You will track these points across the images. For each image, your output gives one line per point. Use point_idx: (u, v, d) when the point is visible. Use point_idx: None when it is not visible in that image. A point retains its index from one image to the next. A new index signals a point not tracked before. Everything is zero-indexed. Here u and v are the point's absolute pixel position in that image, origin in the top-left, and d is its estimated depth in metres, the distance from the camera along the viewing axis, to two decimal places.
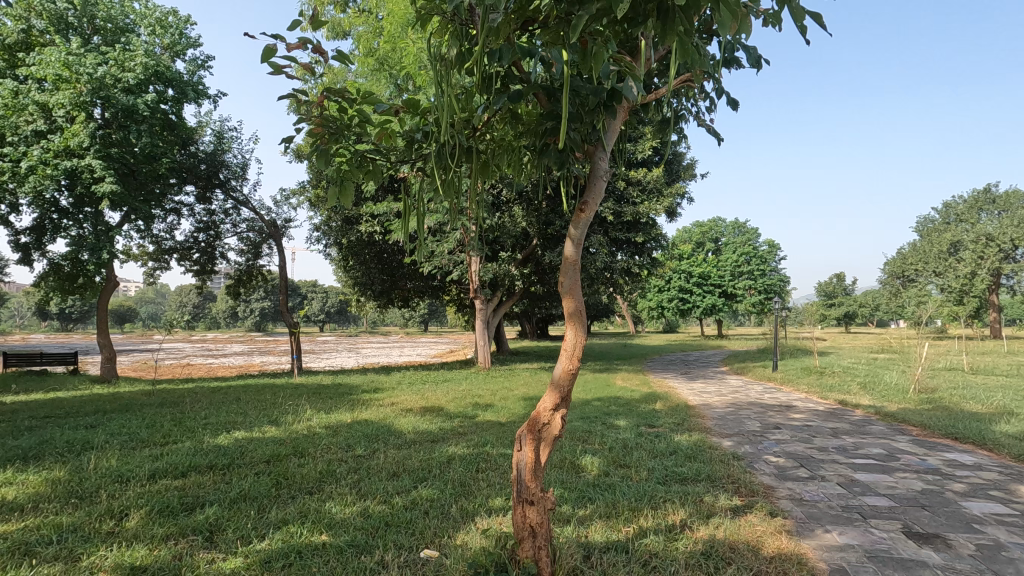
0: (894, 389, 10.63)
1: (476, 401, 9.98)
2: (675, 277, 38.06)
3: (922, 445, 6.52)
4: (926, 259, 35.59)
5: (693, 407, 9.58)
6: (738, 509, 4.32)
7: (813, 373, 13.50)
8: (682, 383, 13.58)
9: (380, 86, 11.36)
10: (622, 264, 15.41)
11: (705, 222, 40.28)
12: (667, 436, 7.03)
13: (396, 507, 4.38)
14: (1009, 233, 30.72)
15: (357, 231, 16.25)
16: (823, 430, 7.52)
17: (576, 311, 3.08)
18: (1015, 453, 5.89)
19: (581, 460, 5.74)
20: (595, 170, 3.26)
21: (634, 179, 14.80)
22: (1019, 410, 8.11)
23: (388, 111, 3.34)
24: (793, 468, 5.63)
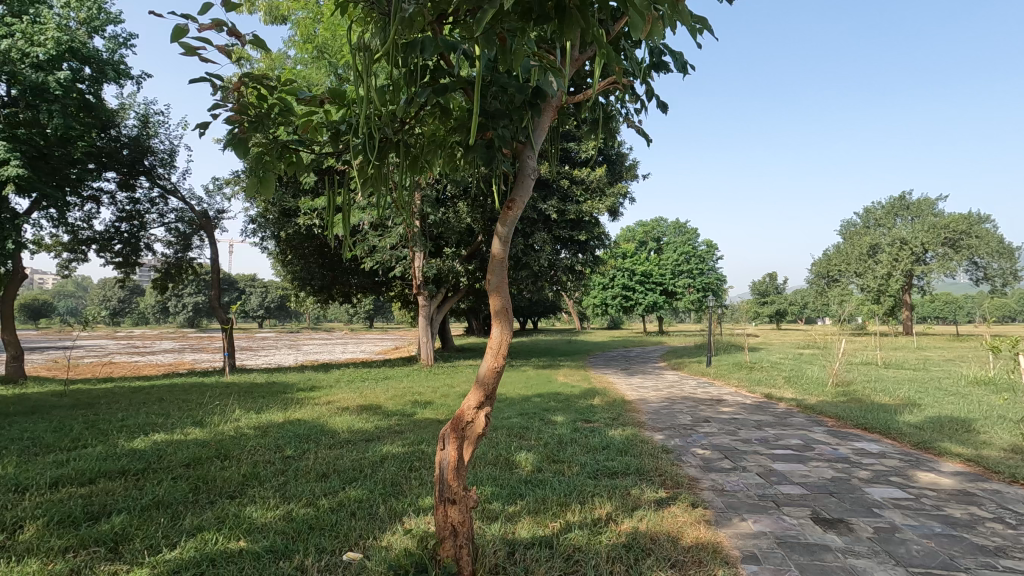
0: (814, 383, 11.27)
1: (416, 399, 9.86)
2: (618, 275, 38.93)
3: (835, 435, 6.96)
4: (847, 260, 38.01)
5: (629, 402, 9.84)
6: (662, 501, 4.46)
7: (743, 368, 14.14)
8: (622, 378, 13.91)
9: (320, 75, 10.99)
10: (566, 262, 15.60)
11: (648, 222, 41.55)
12: (601, 430, 7.18)
13: (322, 510, 4.25)
14: (920, 238, 33.26)
15: (295, 224, 15.67)
16: (748, 422, 7.89)
17: (502, 308, 3.06)
18: (915, 441, 6.37)
19: (516, 457, 5.78)
20: (523, 168, 3.28)
21: (577, 178, 15.03)
22: (921, 402, 8.79)
23: (312, 100, 3.19)
24: (718, 460, 5.87)
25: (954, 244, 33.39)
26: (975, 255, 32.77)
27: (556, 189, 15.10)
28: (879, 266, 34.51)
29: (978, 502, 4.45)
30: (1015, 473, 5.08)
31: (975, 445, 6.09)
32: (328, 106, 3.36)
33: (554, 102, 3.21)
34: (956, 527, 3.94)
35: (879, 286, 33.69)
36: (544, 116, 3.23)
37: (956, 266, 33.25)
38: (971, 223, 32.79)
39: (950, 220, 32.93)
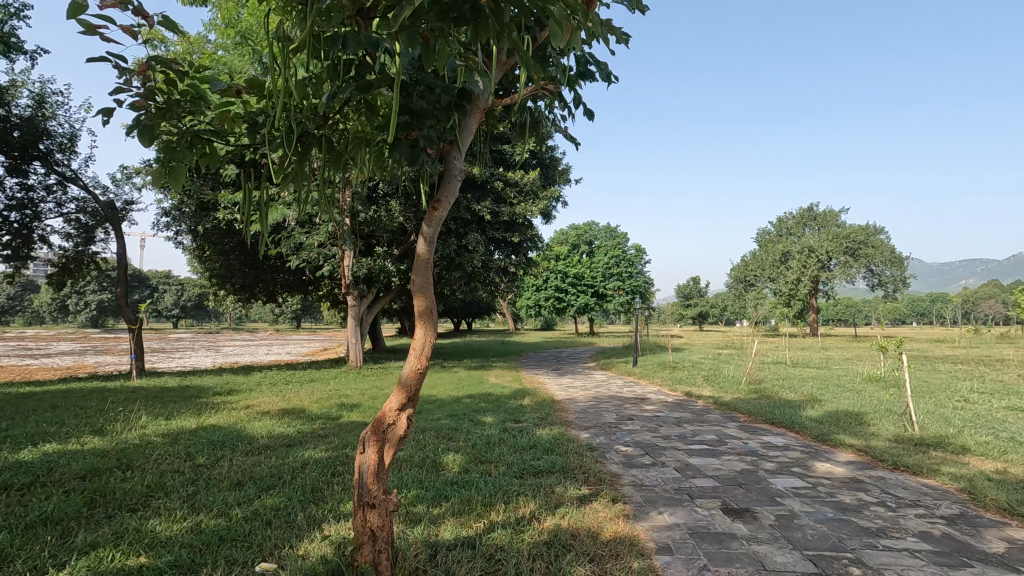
0: (730, 382, 11.95)
1: (343, 402, 9.58)
2: (551, 277, 39.52)
3: (746, 430, 7.43)
4: (762, 265, 40.56)
5: (558, 402, 10.03)
6: (584, 497, 4.59)
7: (666, 368, 14.77)
8: (553, 379, 14.15)
9: (243, 62, 10.44)
10: (499, 263, 15.66)
11: (581, 225, 42.92)
12: (530, 430, 7.28)
13: (234, 520, 4.04)
14: (825, 246, 36.04)
15: (214, 218, 14.78)
16: (669, 419, 8.26)
17: (427, 309, 3.04)
18: (815, 434, 6.90)
19: (443, 459, 5.74)
20: (450, 169, 3.27)
21: (511, 180, 15.13)
22: (822, 398, 9.51)
23: (228, 90, 3.02)
24: (639, 456, 6.11)
25: (854, 252, 36.43)
26: (871, 263, 35.91)
27: (490, 190, 15.14)
28: (790, 272, 37.07)
29: (866, 488, 4.89)
30: (896, 460, 5.63)
31: (865, 437, 6.68)
32: (246, 97, 3.19)
33: (481, 104, 3.23)
34: (846, 512, 4.31)
35: (789, 291, 36.55)
36: (471, 118, 3.25)
37: (856, 273, 36.29)
38: (868, 234, 35.91)
39: (851, 231, 35.89)
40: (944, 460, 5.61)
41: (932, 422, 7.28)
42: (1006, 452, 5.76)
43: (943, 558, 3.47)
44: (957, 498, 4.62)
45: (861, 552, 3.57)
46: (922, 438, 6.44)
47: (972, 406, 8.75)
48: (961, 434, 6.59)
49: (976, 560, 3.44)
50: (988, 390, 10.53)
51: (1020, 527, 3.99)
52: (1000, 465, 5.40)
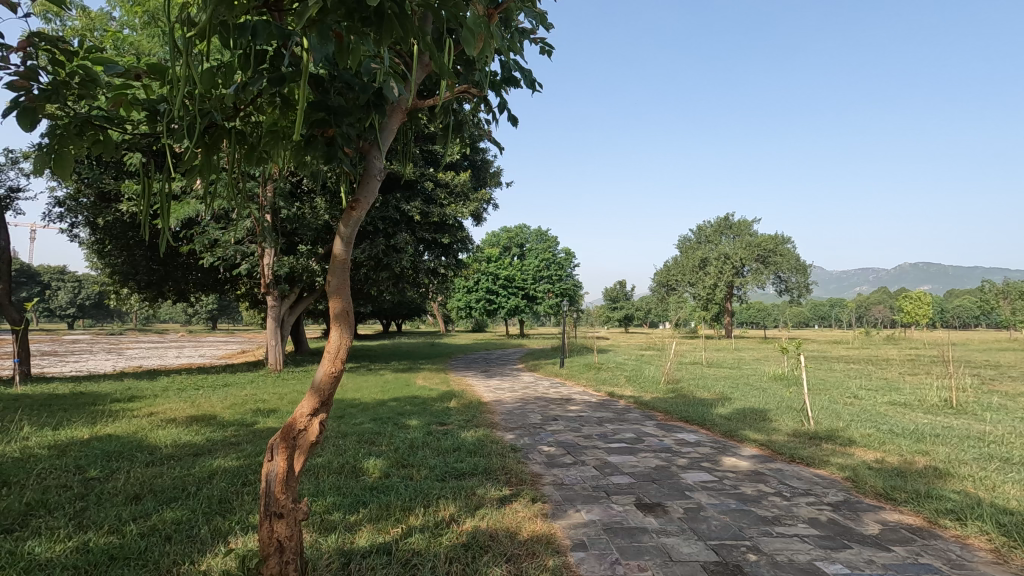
0: (650, 382, 12.47)
1: (259, 407, 9.13)
2: (482, 279, 39.58)
3: (662, 428, 7.79)
4: (683, 270, 42.66)
5: (485, 404, 10.06)
6: (505, 498, 4.64)
7: (592, 369, 15.18)
8: (481, 380, 14.18)
9: (151, 44, 9.70)
10: (429, 264, 15.48)
11: (512, 228, 43.26)
12: (454, 433, 7.26)
13: (128, 536, 3.74)
14: (739, 254, 38.47)
15: (116, 211, 13.62)
16: (590, 419, 8.50)
17: (343, 311, 2.95)
18: (724, 430, 7.35)
19: (363, 464, 5.60)
20: (369, 169, 3.20)
21: (442, 180, 15.03)
22: (732, 396, 10.13)
23: (125, 74, 2.78)
24: (560, 455, 6.25)
25: (764, 260, 39.05)
26: (779, 270, 38.72)
27: (420, 190, 14.95)
28: (708, 277, 39.25)
29: (765, 480, 5.27)
30: (793, 453, 6.10)
31: (767, 432, 7.20)
32: (147, 82, 2.96)
33: (403, 104, 3.20)
34: (747, 502, 4.62)
35: (707, 294, 39.66)
36: (392, 118, 3.20)
37: (766, 279, 38.97)
38: (776, 243, 38.71)
39: (762, 240, 38.50)
40: (833, 452, 6.14)
41: (825, 417, 7.94)
42: (885, 442, 6.39)
43: (827, 541, 3.80)
44: (843, 486, 5.08)
45: (758, 540, 3.83)
46: (816, 432, 7.02)
47: (860, 401, 9.63)
48: (848, 427, 7.24)
49: (855, 542, 3.79)
50: (873, 386, 11.65)
51: (892, 509, 4.45)
52: (879, 454, 5.99)
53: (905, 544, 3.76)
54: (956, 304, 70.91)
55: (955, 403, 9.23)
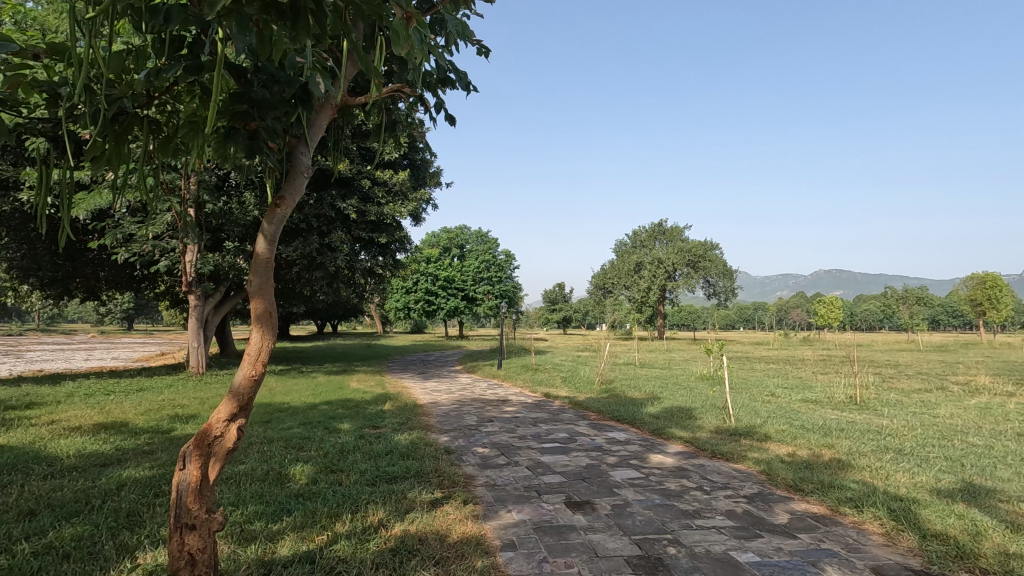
0: (584, 382, 12.74)
1: (176, 413, 8.59)
2: (421, 280, 39.07)
3: (594, 428, 8.00)
4: (619, 274, 43.89)
5: (420, 406, 9.95)
6: (436, 501, 4.60)
7: (529, 370, 15.34)
8: (417, 382, 13.99)
9: (57, 20, 8.89)
10: (365, 264, 15.12)
11: (452, 229, 42.95)
12: (387, 436, 7.14)
13: (18, 556, 3.42)
14: (671, 258, 40.08)
15: (14, 200, 12.41)
16: (525, 420, 8.61)
17: (264, 312, 2.83)
18: (652, 429, 7.65)
19: (289, 470, 5.41)
20: (295, 165, 3.08)
21: (379, 179, 14.71)
22: (661, 395, 10.55)
23: (19, 52, 2.55)
24: (494, 457, 6.28)
25: (694, 265, 40.86)
26: (708, 275, 40.58)
27: (357, 188, 14.58)
28: (642, 281, 40.60)
29: (688, 475, 5.52)
30: (715, 449, 6.42)
31: (692, 429, 7.54)
32: (47, 63, 2.73)
33: (332, 100, 3.11)
34: (670, 497, 4.82)
35: (641, 297, 40.96)
36: (320, 115, 3.11)
37: (695, 283, 40.74)
38: (705, 249, 40.56)
39: (693, 246, 40.25)
40: (750, 447, 6.52)
41: (745, 415, 8.40)
42: (796, 437, 6.85)
43: (741, 532, 4.02)
44: (758, 479, 5.40)
45: (679, 533, 4.01)
46: (736, 429, 7.43)
47: (777, 399, 10.27)
48: (765, 424, 7.71)
49: (766, 531, 4.04)
50: (789, 385, 12.43)
51: (801, 499, 4.78)
52: (791, 448, 6.41)
53: (810, 531, 4.05)
54: (863, 308, 76.93)
55: (859, 400, 10.02)
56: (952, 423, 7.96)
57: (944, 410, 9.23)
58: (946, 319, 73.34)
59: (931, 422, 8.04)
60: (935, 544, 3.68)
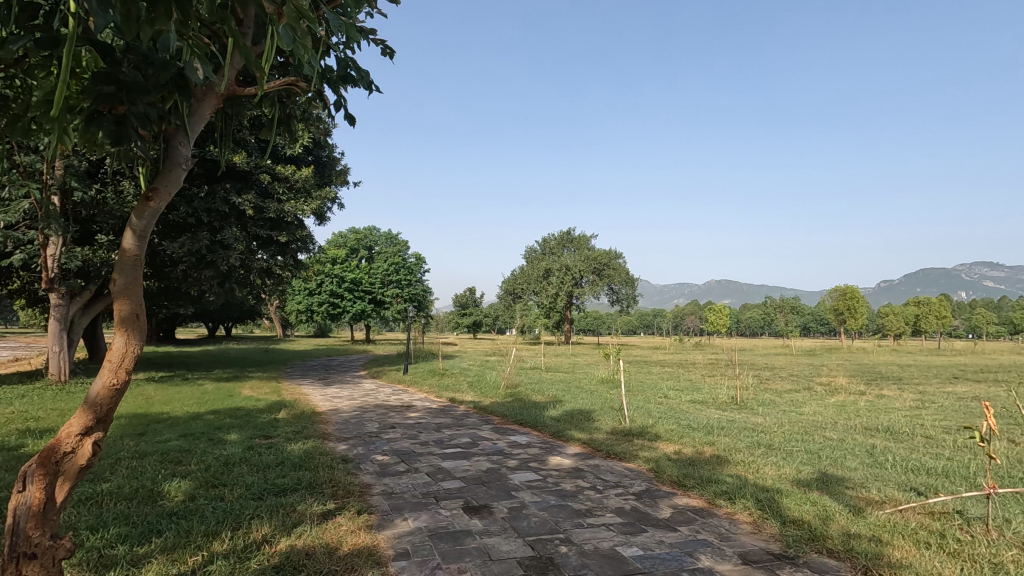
0: (490, 387, 12.81)
1: (29, 427, 7.57)
2: (325, 281, 37.73)
3: (497, 432, 8.08)
4: (528, 279, 44.59)
5: (319, 413, 9.50)
6: (328, 513, 4.42)
7: (435, 375, 15.16)
8: (317, 389, 13.37)
9: None
10: (262, 264, 14.14)
11: (361, 230, 41.37)
12: (279, 446, 6.75)
13: None
14: (578, 266, 41.52)
15: None
16: (429, 425, 8.50)
17: (130, 315, 2.57)
18: (552, 432, 7.85)
19: (164, 487, 4.96)
20: (173, 155, 2.82)
21: (280, 174, 13.95)
22: (563, 399, 10.85)
23: None
24: (394, 464, 6.15)
25: (599, 272, 42.66)
26: (612, 283, 42.39)
27: (255, 182, 13.73)
28: (551, 287, 41.68)
29: (583, 475, 5.74)
30: (609, 450, 6.71)
31: (589, 431, 7.84)
32: None
33: (217, 89, 2.90)
34: (565, 498, 4.97)
35: (549, 303, 41.91)
36: (202, 104, 2.89)
37: (600, 290, 42.36)
38: (610, 258, 42.39)
39: (598, 254, 42.02)
40: (641, 447, 6.89)
41: (639, 417, 8.85)
42: (682, 436, 7.34)
43: (628, 527, 4.24)
44: (646, 477, 5.72)
45: (570, 532, 4.14)
46: (630, 430, 7.82)
47: (669, 401, 10.91)
48: (656, 424, 8.18)
49: (650, 525, 4.29)
50: (680, 387, 13.27)
51: (683, 494, 5.13)
52: (677, 447, 6.86)
53: (689, 524, 4.35)
54: (747, 316, 84.10)
55: (738, 400, 10.92)
56: (814, 420, 8.90)
57: (808, 408, 10.28)
58: (816, 326, 81.89)
59: (797, 420, 8.92)
60: (793, 529, 4.09)
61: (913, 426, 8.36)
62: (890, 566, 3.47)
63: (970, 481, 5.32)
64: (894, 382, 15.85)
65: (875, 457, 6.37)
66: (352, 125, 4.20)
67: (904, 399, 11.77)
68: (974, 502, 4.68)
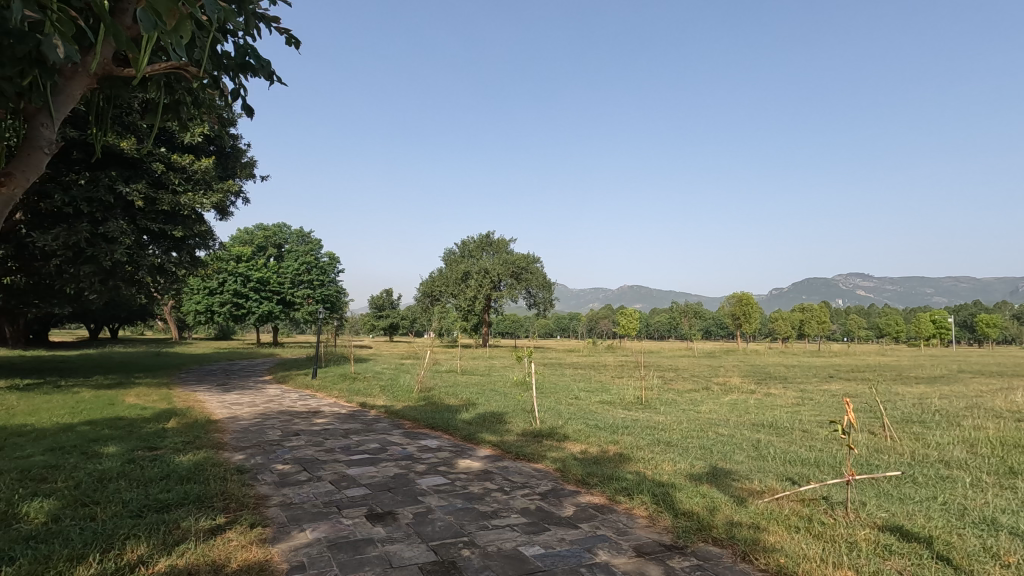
0: (403, 390, 12.60)
1: None
2: (228, 280, 35.42)
3: (407, 436, 7.94)
4: (446, 281, 44.28)
5: (214, 422, 8.87)
6: (217, 528, 4.13)
7: (346, 379, 14.65)
8: (214, 395, 12.47)
9: None
10: (153, 261, 12.91)
11: (270, 227, 38.99)
12: (165, 457, 6.23)
13: None
14: (496, 270, 41.77)
15: None
16: (336, 431, 8.20)
17: None
18: (463, 434, 7.86)
19: (21, 508, 4.41)
20: (33, 137, 2.55)
21: (176, 163, 12.90)
22: (477, 402, 10.87)
23: None
24: (295, 473, 5.87)
25: (517, 276, 43.14)
26: (529, 286, 43.05)
27: (146, 171, 12.63)
28: (469, 290, 41.71)
29: (490, 477, 5.78)
30: (518, 451, 6.81)
31: (500, 433, 7.91)
32: None
33: (86, 70, 2.67)
34: (471, 501, 4.98)
35: (467, 305, 41.99)
36: (69, 84, 2.65)
37: (518, 294, 42.86)
38: (528, 262, 43.02)
39: (517, 258, 42.49)
40: (549, 447, 7.06)
41: (549, 418, 9.06)
42: (589, 435, 7.61)
43: (531, 527, 4.32)
44: (552, 476, 5.87)
45: (475, 534, 4.16)
46: (540, 431, 7.98)
47: (579, 402, 11.26)
48: (565, 425, 8.42)
49: (553, 524, 4.40)
50: (590, 388, 13.74)
51: (587, 492, 5.31)
52: (583, 446, 7.09)
53: (589, 520, 4.51)
54: (655, 320, 88.76)
55: (643, 400, 11.48)
56: (709, 418, 9.55)
57: (704, 407, 11.02)
58: (716, 330, 88.06)
59: (695, 418, 9.54)
60: (684, 520, 4.36)
61: (792, 421, 9.19)
62: (765, 549, 3.78)
63: (835, 470, 5.94)
64: (779, 381, 17.37)
65: (759, 450, 6.94)
66: (252, 115, 4.01)
67: (786, 396, 12.92)
68: (837, 488, 5.22)
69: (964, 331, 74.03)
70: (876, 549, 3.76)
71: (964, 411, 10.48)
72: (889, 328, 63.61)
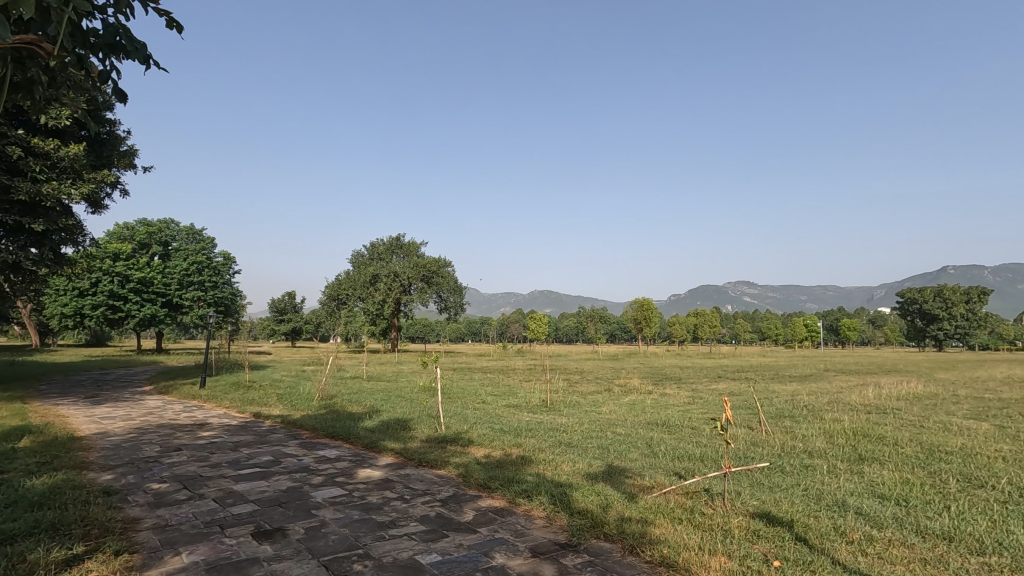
0: (302, 398, 11.98)
1: None
2: (103, 280, 31.44)
3: (305, 446, 7.57)
4: (353, 284, 42.69)
5: (79, 439, 7.93)
6: (73, 560, 3.69)
7: (240, 388, 13.68)
8: (80, 410, 11.12)
9: None
10: (6, 257, 11.30)
11: (154, 222, 35.64)
12: (14, 481, 5.48)
13: None
14: (406, 273, 40.89)
15: None
16: (224, 445, 7.63)
17: None
18: (365, 443, 7.62)
19: None
20: None
21: (36, 147, 11.39)
22: (381, 409, 10.58)
23: None
24: (173, 492, 5.38)
25: (428, 280, 42.48)
26: (440, 291, 42.56)
27: None
28: (377, 293, 40.50)
29: (391, 486, 5.65)
30: (421, 458, 6.72)
31: (404, 440, 7.78)
32: None
33: None
34: (369, 511, 4.84)
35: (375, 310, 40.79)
36: None
37: (429, 298, 42.22)
38: (439, 265, 42.55)
39: (427, 262, 41.89)
40: (453, 452, 7.03)
41: (454, 423, 9.02)
42: (493, 439, 7.67)
43: (429, 534, 4.27)
44: (454, 482, 5.85)
45: (370, 546, 4.04)
46: (444, 436, 7.93)
47: (485, 406, 11.31)
48: (470, 429, 8.43)
49: (452, 530, 4.38)
50: (497, 392, 13.84)
51: (488, 496, 5.34)
52: (487, 450, 7.13)
53: (488, 524, 4.55)
54: (564, 325, 91.17)
55: (547, 403, 11.73)
56: (609, 418, 9.96)
57: (605, 408, 11.49)
58: (621, 334, 92.20)
59: (595, 419, 9.91)
60: (579, 519, 4.51)
61: (683, 420, 9.82)
62: (650, 542, 4.01)
63: (716, 463, 6.43)
64: (673, 382, 18.48)
65: (652, 448, 7.35)
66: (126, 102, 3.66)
67: (679, 396, 13.78)
68: (717, 481, 5.65)
69: (830, 334, 83.11)
70: (746, 535, 4.11)
71: (826, 407, 11.72)
72: (769, 331, 69.74)
